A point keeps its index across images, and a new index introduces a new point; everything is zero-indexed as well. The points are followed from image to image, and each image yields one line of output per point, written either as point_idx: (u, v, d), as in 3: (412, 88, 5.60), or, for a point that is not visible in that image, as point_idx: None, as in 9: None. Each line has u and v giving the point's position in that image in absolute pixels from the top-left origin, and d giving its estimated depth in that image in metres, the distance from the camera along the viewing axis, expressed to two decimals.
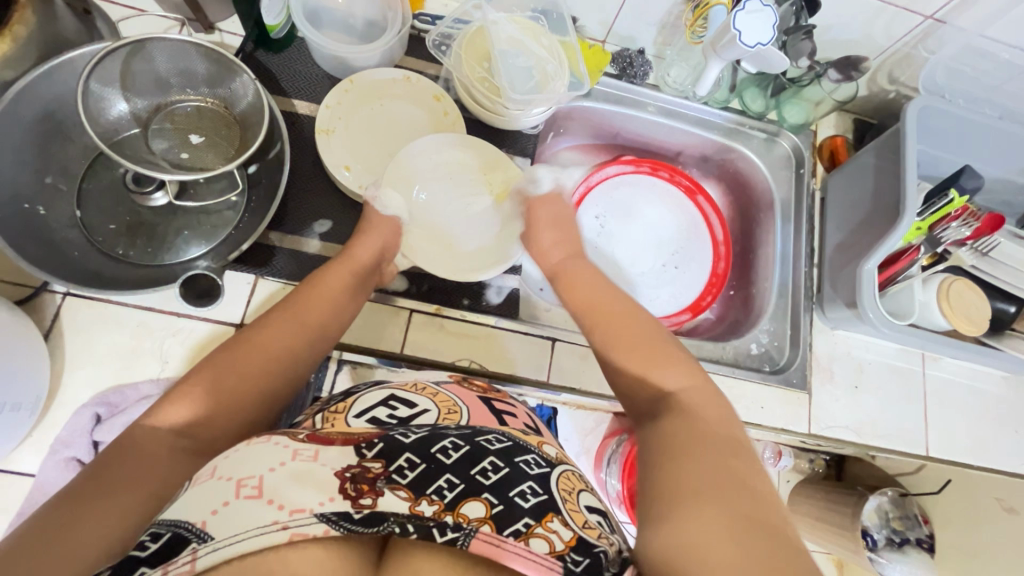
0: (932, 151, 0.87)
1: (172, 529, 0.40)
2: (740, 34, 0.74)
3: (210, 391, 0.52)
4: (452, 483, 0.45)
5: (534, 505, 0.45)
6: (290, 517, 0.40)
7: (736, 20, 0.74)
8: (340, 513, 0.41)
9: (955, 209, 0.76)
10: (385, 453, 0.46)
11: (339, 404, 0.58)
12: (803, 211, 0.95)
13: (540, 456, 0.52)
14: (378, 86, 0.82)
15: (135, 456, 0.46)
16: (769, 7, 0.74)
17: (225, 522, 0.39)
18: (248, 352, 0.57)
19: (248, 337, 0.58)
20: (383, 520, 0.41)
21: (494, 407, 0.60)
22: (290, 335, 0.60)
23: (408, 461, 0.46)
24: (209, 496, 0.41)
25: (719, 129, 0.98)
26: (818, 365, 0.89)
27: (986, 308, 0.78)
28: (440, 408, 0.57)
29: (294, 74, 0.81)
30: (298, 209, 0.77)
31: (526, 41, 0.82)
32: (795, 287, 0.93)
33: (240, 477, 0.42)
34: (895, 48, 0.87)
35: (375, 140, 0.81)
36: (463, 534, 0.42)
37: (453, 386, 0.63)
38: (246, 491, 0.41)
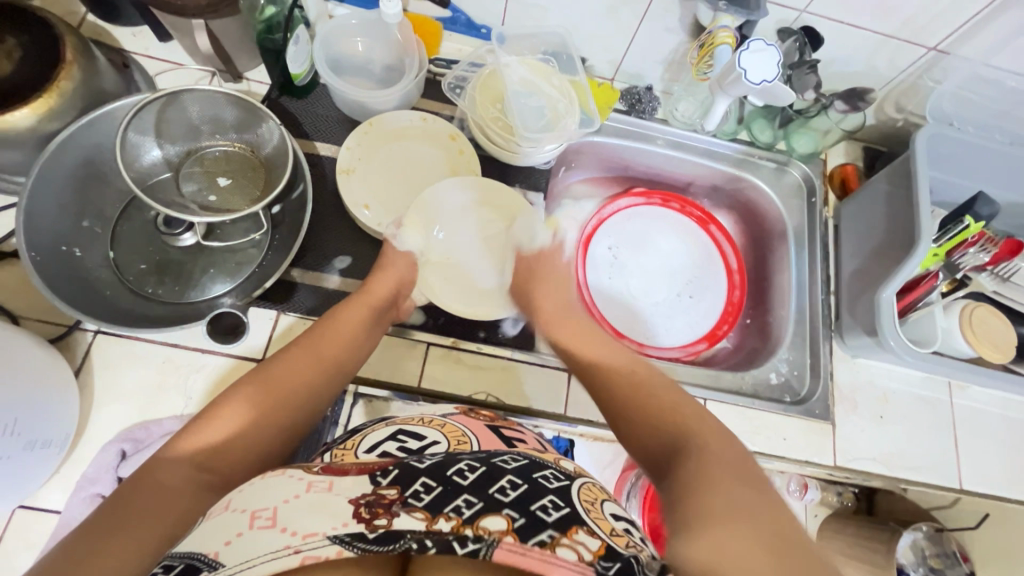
0: (944, 177, 0.87)
1: (184, 561, 0.40)
2: (745, 72, 0.76)
3: (232, 422, 0.54)
4: (470, 502, 0.45)
5: (557, 518, 0.45)
6: (303, 541, 0.39)
7: (741, 59, 0.76)
8: (353, 534, 0.40)
9: (973, 234, 0.75)
10: (398, 480, 0.47)
11: (349, 441, 0.60)
12: (817, 239, 0.96)
13: (557, 471, 0.53)
14: (396, 128, 0.85)
15: (155, 485, 0.47)
16: (773, 45, 0.76)
17: (238, 551, 0.40)
18: (269, 385, 0.58)
19: (268, 371, 0.60)
20: (399, 537, 0.41)
21: (504, 434, 0.61)
22: (306, 366, 0.61)
23: (424, 485, 0.46)
24: (223, 528, 0.42)
25: (729, 160, 1.00)
26: (840, 396, 0.87)
27: (1010, 333, 0.77)
28: (450, 440, 0.57)
29: (316, 118, 0.86)
30: (319, 247, 0.79)
31: (537, 81, 0.86)
32: (812, 316, 0.92)
33: (255, 508, 0.43)
34: (900, 79, 0.88)
35: (392, 179, 0.84)
36: (485, 544, 0.41)
37: (460, 417, 0.64)
38: (259, 521, 0.42)
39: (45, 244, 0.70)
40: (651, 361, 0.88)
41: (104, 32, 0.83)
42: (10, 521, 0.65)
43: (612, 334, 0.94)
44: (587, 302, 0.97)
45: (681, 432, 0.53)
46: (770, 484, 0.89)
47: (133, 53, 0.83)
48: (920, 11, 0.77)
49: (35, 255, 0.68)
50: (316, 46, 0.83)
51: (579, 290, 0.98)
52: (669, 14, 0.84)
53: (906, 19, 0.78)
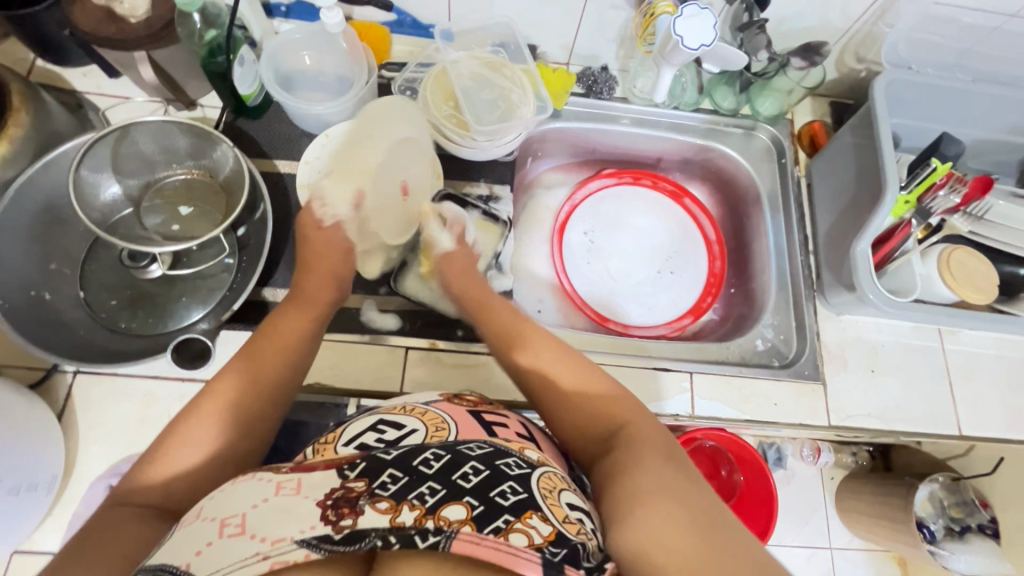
0: (908, 123, 0.86)
1: (160, 573, 0.41)
2: (682, 39, 0.75)
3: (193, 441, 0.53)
4: (434, 489, 0.44)
5: (514, 502, 0.44)
6: (272, 548, 0.40)
7: (677, 26, 0.75)
8: (320, 537, 0.40)
9: (941, 176, 0.74)
10: (367, 472, 0.45)
11: (330, 435, 0.58)
12: (790, 199, 0.95)
13: (521, 459, 0.51)
14: (353, 133, 0.84)
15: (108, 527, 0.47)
16: (707, 10, 0.75)
17: (211, 559, 0.40)
18: (201, 413, 0.55)
19: (197, 402, 0.56)
20: (364, 537, 0.40)
21: (485, 420, 0.59)
22: (250, 379, 0.58)
23: (391, 476, 0.45)
24: (195, 538, 0.42)
25: (695, 131, 0.99)
26: (828, 354, 0.86)
27: (994, 273, 0.75)
28: (429, 427, 0.56)
29: (274, 136, 0.86)
30: (289, 264, 0.80)
31: (488, 74, 0.85)
32: (793, 277, 0.91)
33: (224, 516, 0.43)
34: (854, 29, 0.87)
35: None
36: (444, 536, 0.40)
37: (444, 404, 0.61)
38: (229, 530, 0.42)
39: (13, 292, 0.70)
40: (635, 342, 0.88)
41: (55, 75, 0.84)
42: (9, 566, 0.66)
43: (595, 318, 0.95)
44: (567, 286, 0.98)
45: (633, 445, 0.52)
46: (782, 451, 0.91)
47: (86, 93, 0.83)
48: None
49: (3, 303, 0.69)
50: (262, 65, 0.83)
51: (558, 274, 0.99)
52: None
53: None
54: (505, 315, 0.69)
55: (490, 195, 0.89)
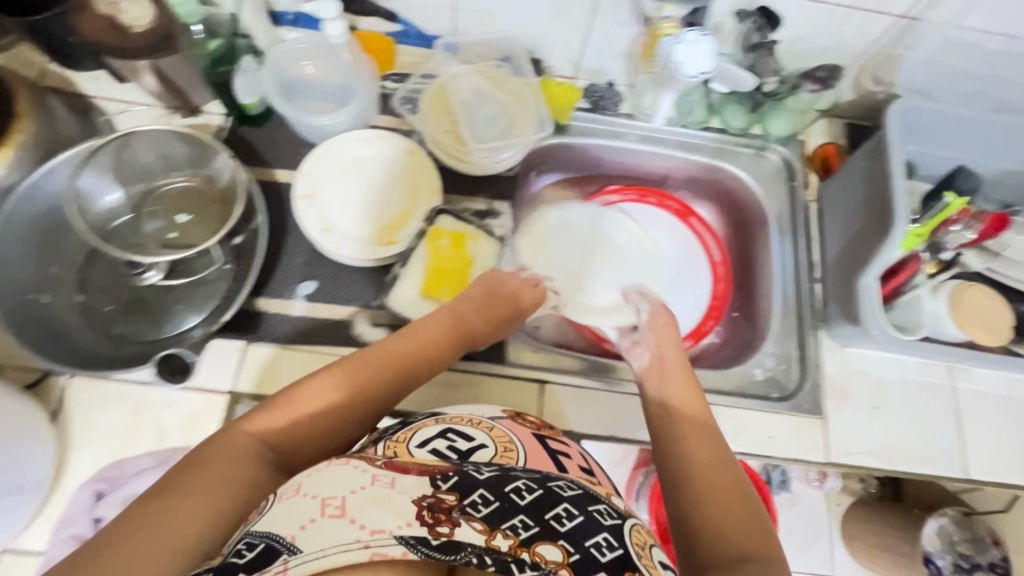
0: (926, 151, 0.82)
1: (264, 540, 0.45)
2: (682, 67, 0.73)
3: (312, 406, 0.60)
4: (526, 524, 0.49)
5: (611, 558, 0.48)
6: (372, 537, 0.44)
7: (674, 53, 0.73)
8: (416, 537, 0.44)
9: (955, 211, 0.70)
10: (458, 486, 0.50)
11: (399, 434, 0.61)
12: (802, 223, 0.92)
13: (610, 508, 0.55)
14: (351, 145, 0.85)
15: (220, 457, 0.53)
16: (707, 36, 0.73)
17: (313, 537, 0.44)
18: (313, 398, 0.60)
19: (308, 385, 0.61)
20: (461, 549, 0.45)
21: (550, 446, 0.63)
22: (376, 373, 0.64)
23: (482, 497, 0.50)
24: (298, 513, 0.46)
25: (703, 150, 0.97)
26: (831, 389, 0.83)
27: (1008, 315, 0.73)
28: (497, 446, 0.60)
29: (275, 145, 0.86)
30: (285, 274, 0.80)
31: (489, 88, 0.84)
32: (799, 306, 0.88)
33: (325, 496, 0.47)
34: (873, 51, 0.83)
35: (350, 198, 0.83)
36: (540, 573, 0.46)
37: (506, 420, 0.66)
38: (330, 510, 0.46)
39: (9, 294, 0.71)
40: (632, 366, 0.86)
41: (64, 79, 0.85)
42: None
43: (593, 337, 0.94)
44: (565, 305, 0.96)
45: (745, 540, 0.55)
46: (787, 474, 0.86)
47: (93, 97, 0.84)
48: None
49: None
50: (265, 74, 0.83)
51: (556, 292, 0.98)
52: (618, 6, 0.82)
53: None
54: (679, 387, 0.71)
55: (489, 211, 0.88)
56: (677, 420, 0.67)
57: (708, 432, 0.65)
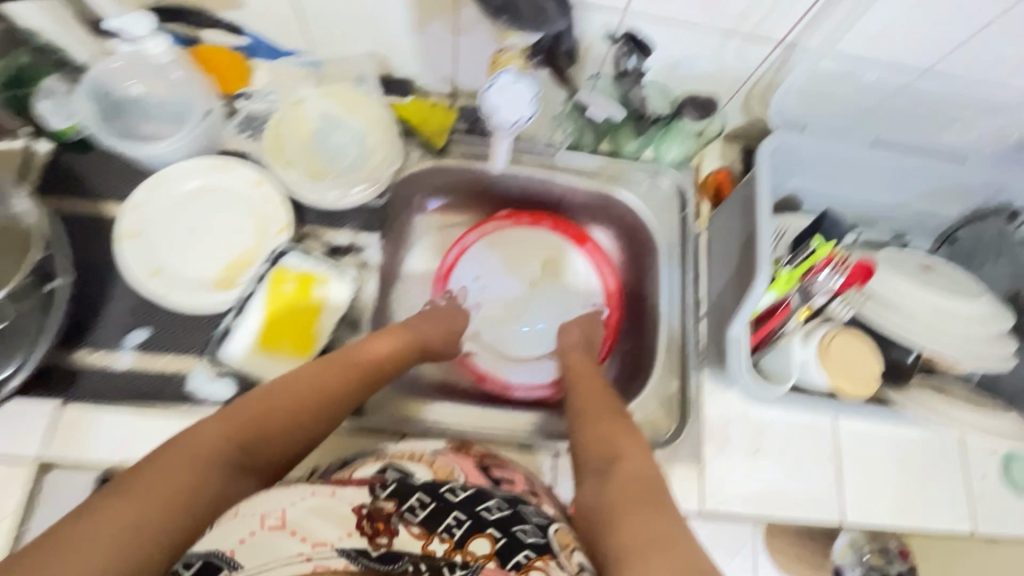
0: (805, 184, 0.79)
1: (202, 558, 0.43)
2: (490, 117, 0.69)
3: (285, 412, 0.56)
4: (460, 520, 0.51)
5: (534, 541, 0.51)
6: (313, 550, 0.44)
7: (486, 100, 0.68)
8: (357, 549, 0.45)
9: (821, 258, 0.67)
10: (396, 493, 0.52)
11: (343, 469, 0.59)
12: (688, 254, 0.89)
13: (538, 513, 0.55)
14: (188, 175, 0.76)
15: (181, 453, 0.47)
16: (526, 82, 0.67)
17: (252, 553, 0.43)
18: (288, 394, 0.57)
19: (280, 383, 0.58)
20: (398, 558, 0.46)
21: (491, 473, 0.62)
22: (339, 377, 0.62)
23: (419, 500, 0.52)
24: (228, 532, 0.44)
25: (594, 176, 0.91)
26: (709, 433, 0.79)
27: (880, 364, 0.69)
28: (436, 473, 0.58)
29: (99, 173, 0.76)
30: (110, 323, 0.72)
31: (341, 113, 0.77)
32: (681, 343, 0.85)
33: (263, 511, 0.46)
34: (757, 76, 0.78)
35: (186, 236, 0.74)
36: (470, 571, 0.48)
37: (450, 454, 0.63)
38: (269, 522, 0.45)
39: None
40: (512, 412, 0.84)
41: None
42: None
43: (473, 375, 0.90)
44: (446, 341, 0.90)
45: (643, 491, 0.55)
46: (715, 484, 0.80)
47: None
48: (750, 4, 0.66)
49: None
50: (80, 95, 0.73)
51: None
52: (481, 26, 0.73)
53: (740, 14, 0.68)
54: (587, 370, 0.79)
55: (351, 245, 0.80)
56: (582, 389, 0.75)
57: (609, 395, 0.73)
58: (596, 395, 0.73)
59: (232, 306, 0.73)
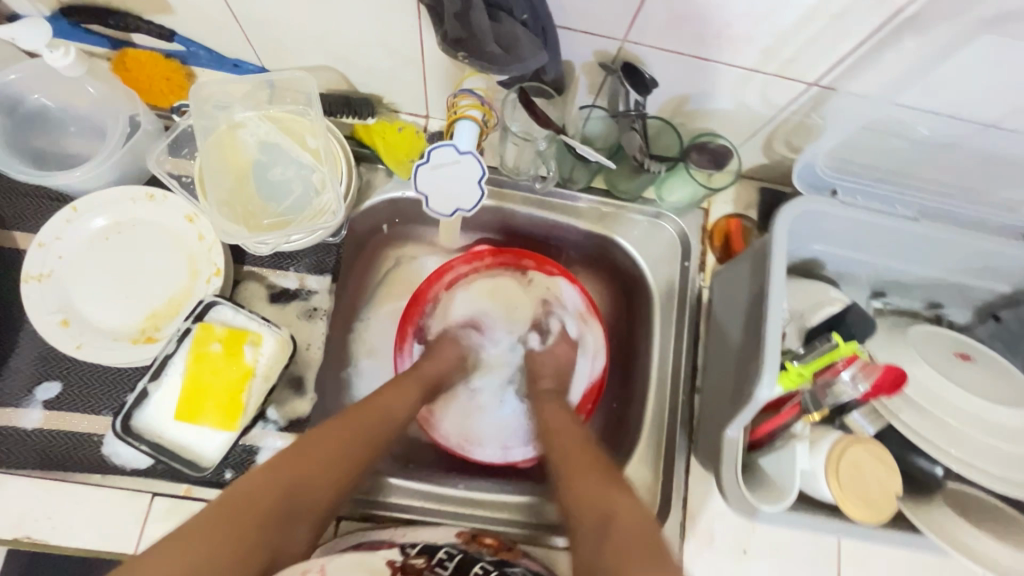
0: (830, 250, 0.67)
1: None
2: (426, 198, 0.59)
3: (317, 464, 0.55)
4: (486, 568, 0.61)
5: None
6: None
7: (420, 178, 0.58)
8: None
9: (842, 356, 0.56)
10: (424, 549, 0.62)
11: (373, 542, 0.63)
12: (686, 313, 0.77)
13: None
14: (111, 206, 0.66)
15: (236, 501, 0.50)
16: (471, 156, 0.57)
17: None
18: (330, 445, 0.57)
19: (317, 432, 0.59)
20: None
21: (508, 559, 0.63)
22: (368, 424, 0.61)
23: (448, 552, 0.62)
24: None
25: (584, 215, 0.79)
26: (693, 527, 0.70)
27: (896, 487, 0.58)
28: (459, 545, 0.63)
29: (14, 200, 0.67)
30: (18, 374, 0.64)
31: (285, 146, 0.65)
32: (671, 416, 0.75)
33: (308, 566, 0.55)
34: (783, 117, 0.65)
35: (105, 277, 0.65)
36: None
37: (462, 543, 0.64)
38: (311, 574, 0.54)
39: None
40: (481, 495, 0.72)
41: None
42: None
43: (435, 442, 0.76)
44: None
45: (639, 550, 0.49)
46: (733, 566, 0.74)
47: None
48: (778, 41, 0.53)
49: None
50: None
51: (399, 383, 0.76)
52: None
53: (765, 51, 0.55)
54: (564, 425, 0.67)
55: (300, 288, 0.71)
56: (560, 450, 0.64)
57: (588, 448, 0.63)
58: (578, 449, 0.63)
59: (149, 364, 0.63)
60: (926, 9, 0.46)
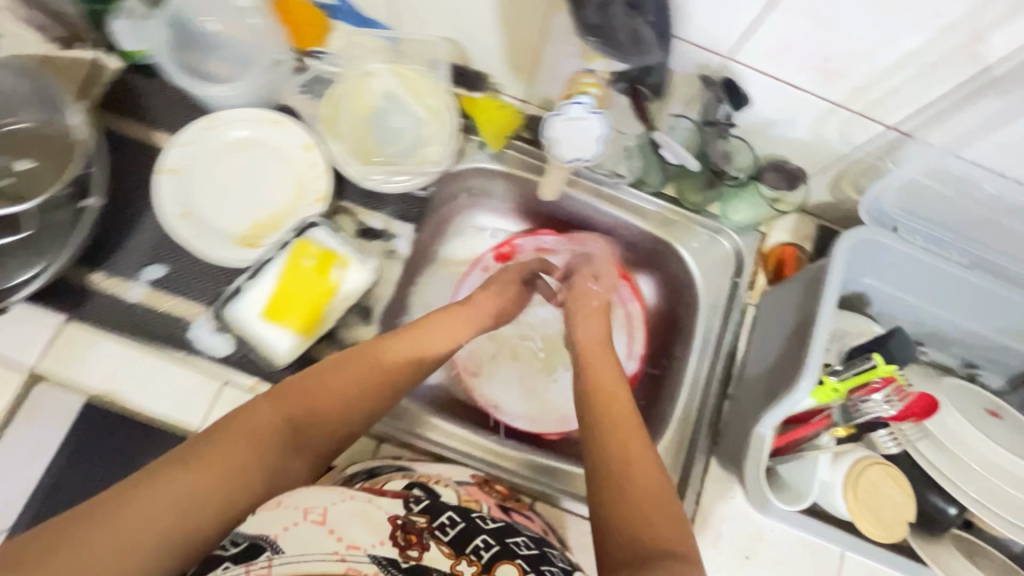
0: (880, 286, 0.71)
1: (249, 540, 0.44)
2: (552, 145, 0.69)
3: (323, 404, 0.54)
4: (488, 544, 0.49)
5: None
6: (347, 551, 0.43)
7: (551, 128, 0.68)
8: (389, 559, 0.44)
9: (879, 377, 0.59)
10: (427, 509, 0.51)
11: (375, 480, 0.59)
12: (730, 326, 0.81)
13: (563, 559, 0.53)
14: (242, 124, 0.75)
15: (238, 435, 0.49)
16: (596, 115, 0.66)
17: (295, 540, 0.43)
18: (333, 383, 0.55)
19: (334, 361, 0.56)
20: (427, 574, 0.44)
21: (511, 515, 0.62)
22: (395, 362, 0.58)
23: (449, 518, 0.51)
24: (276, 518, 0.45)
25: (650, 217, 0.84)
26: (703, 522, 0.73)
27: (909, 513, 0.62)
28: (460, 500, 0.56)
29: (163, 103, 0.76)
30: (132, 252, 0.72)
31: (406, 98, 0.78)
32: (698, 418, 0.78)
33: (307, 505, 0.46)
34: (857, 157, 0.70)
35: (225, 184, 0.74)
36: None
37: (473, 489, 0.63)
38: (310, 516, 0.45)
39: None
40: (506, 454, 0.77)
41: None
42: None
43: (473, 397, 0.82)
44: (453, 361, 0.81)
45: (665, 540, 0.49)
46: None
47: None
48: (871, 80, 0.59)
49: None
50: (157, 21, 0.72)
51: None
52: (571, 37, 0.67)
53: (855, 89, 0.61)
54: (601, 363, 0.63)
55: (384, 230, 0.78)
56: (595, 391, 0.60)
57: (626, 401, 0.59)
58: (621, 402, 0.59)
59: (248, 266, 0.71)
60: (1011, 72, 0.52)
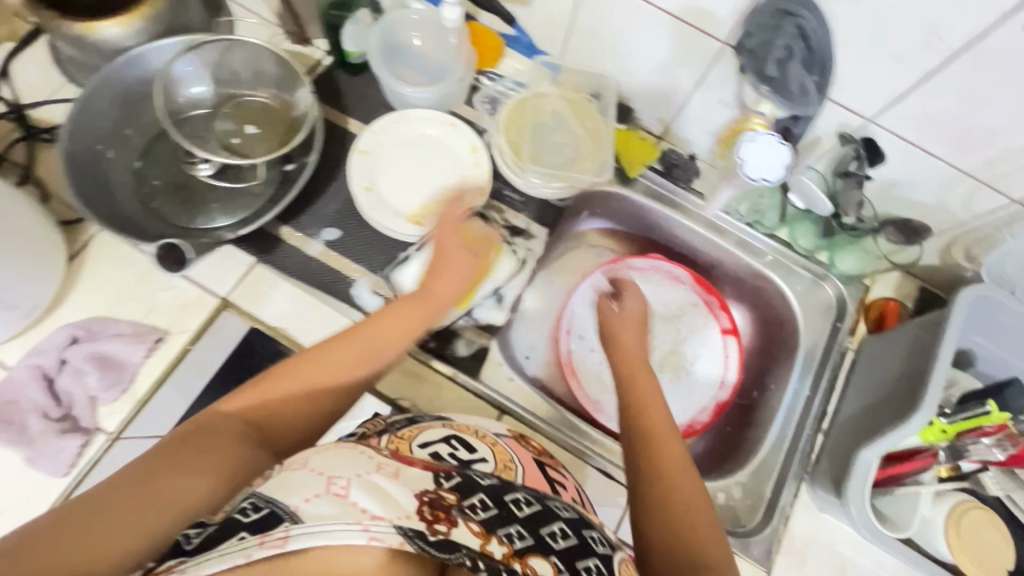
0: (987, 346, 0.76)
1: (269, 505, 0.42)
2: (744, 164, 0.71)
3: (273, 387, 0.55)
4: (522, 533, 0.46)
5: None
6: (372, 521, 0.41)
7: (742, 150, 0.71)
8: (416, 531, 0.42)
9: (991, 424, 0.64)
10: (458, 487, 0.48)
11: (405, 430, 0.59)
12: (828, 366, 0.85)
13: (602, 535, 0.53)
14: (424, 123, 0.88)
15: (206, 438, 0.50)
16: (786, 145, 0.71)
17: (319, 508, 0.42)
18: (302, 366, 0.57)
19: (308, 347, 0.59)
20: (456, 550, 0.42)
21: (548, 473, 0.62)
22: (388, 332, 0.62)
23: (482, 500, 0.47)
24: (302, 487, 0.44)
25: (761, 256, 0.91)
26: (789, 545, 0.77)
27: (1006, 560, 0.67)
28: (496, 460, 0.58)
29: (360, 96, 0.90)
30: (315, 214, 0.84)
31: (570, 117, 0.89)
32: (790, 448, 0.83)
33: (331, 474, 0.45)
34: (974, 225, 0.77)
35: (402, 170, 0.86)
36: None
37: (512, 441, 0.65)
38: (334, 488, 0.44)
39: (82, 141, 0.77)
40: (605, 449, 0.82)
41: None
42: None
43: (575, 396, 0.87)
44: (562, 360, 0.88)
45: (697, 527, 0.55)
46: None
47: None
48: (1004, 155, 0.66)
49: (69, 152, 0.75)
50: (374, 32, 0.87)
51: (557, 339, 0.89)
52: (726, 86, 0.77)
53: (987, 161, 0.68)
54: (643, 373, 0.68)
55: (525, 230, 0.88)
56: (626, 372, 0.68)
57: (658, 400, 0.64)
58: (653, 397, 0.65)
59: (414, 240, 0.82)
60: None
